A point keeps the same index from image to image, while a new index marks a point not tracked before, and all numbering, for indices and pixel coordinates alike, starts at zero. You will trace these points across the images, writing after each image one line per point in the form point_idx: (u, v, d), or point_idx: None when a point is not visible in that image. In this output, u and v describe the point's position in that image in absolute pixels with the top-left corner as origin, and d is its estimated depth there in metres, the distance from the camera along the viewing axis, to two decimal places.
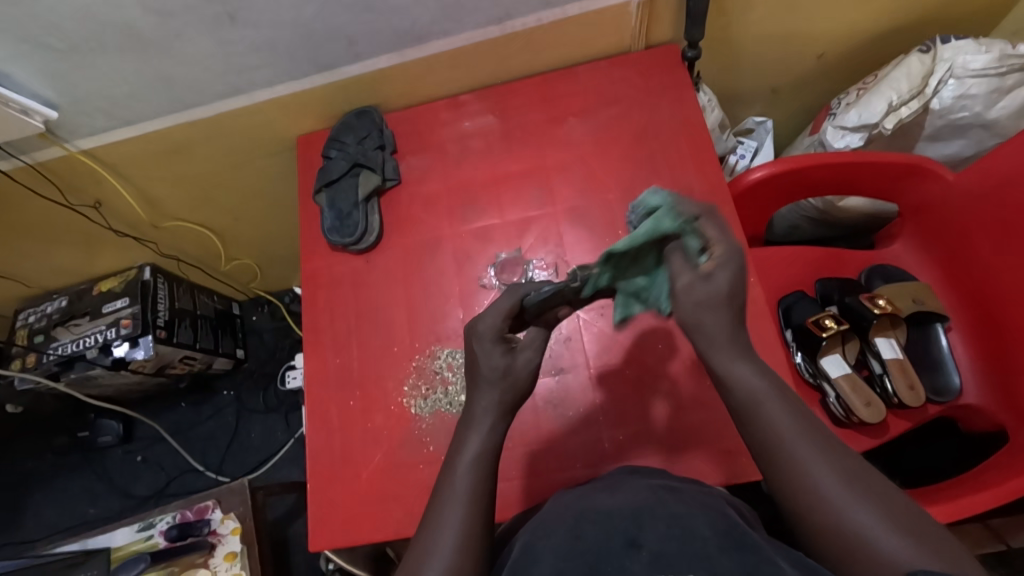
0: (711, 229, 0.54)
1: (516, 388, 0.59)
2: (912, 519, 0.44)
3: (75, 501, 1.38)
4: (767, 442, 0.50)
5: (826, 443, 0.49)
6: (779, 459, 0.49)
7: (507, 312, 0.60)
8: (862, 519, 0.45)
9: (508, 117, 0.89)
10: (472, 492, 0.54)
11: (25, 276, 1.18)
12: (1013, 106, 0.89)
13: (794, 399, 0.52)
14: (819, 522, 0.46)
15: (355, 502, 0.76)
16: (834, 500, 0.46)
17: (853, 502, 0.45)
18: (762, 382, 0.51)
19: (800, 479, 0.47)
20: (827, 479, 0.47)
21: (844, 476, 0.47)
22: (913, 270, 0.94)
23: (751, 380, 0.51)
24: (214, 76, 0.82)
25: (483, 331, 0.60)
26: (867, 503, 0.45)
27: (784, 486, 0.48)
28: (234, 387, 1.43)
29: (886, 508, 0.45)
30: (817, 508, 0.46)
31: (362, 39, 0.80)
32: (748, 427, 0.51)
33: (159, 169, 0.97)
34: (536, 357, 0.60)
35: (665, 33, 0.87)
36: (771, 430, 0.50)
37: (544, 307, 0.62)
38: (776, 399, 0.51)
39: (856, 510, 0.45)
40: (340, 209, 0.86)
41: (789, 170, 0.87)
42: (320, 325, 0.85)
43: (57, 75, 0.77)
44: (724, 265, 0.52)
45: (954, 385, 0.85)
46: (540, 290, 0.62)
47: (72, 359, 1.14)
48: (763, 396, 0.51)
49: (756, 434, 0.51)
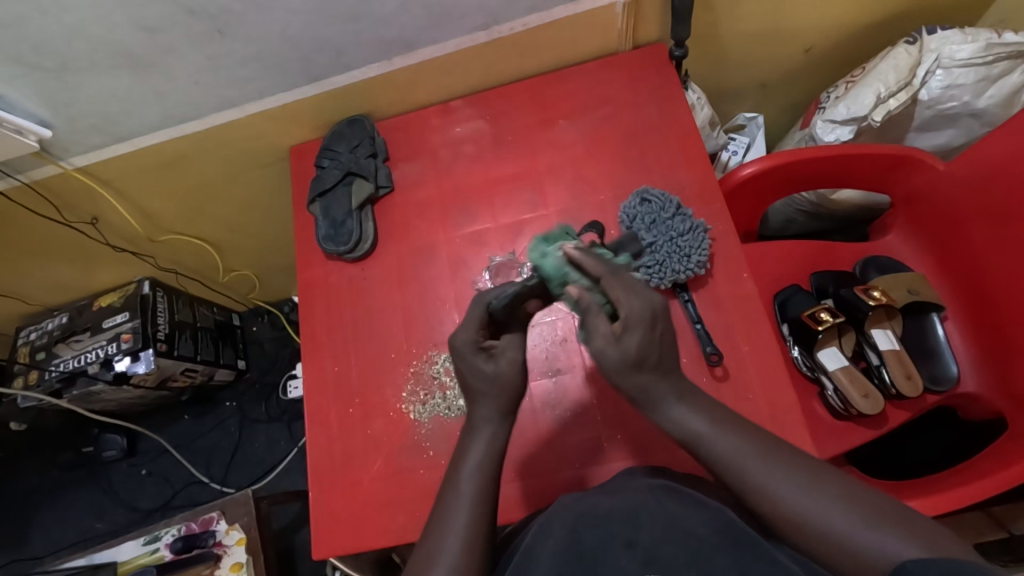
0: (619, 292, 0.54)
1: (508, 390, 0.59)
2: (883, 507, 0.45)
3: (81, 516, 1.39)
4: (723, 470, 0.51)
5: (781, 455, 0.50)
6: (738, 481, 0.50)
7: (480, 322, 0.61)
8: (836, 520, 0.45)
9: (499, 121, 0.90)
10: (477, 495, 0.55)
11: (25, 293, 1.19)
12: (1001, 94, 0.90)
13: (735, 421, 0.53)
14: (798, 531, 0.46)
15: (357, 508, 0.76)
16: (801, 509, 0.47)
17: (821, 505, 0.46)
18: (702, 422, 0.53)
19: (765, 495, 0.48)
20: (791, 492, 0.47)
21: (807, 482, 0.48)
22: (908, 261, 0.95)
23: (689, 420, 0.54)
24: (205, 90, 0.82)
25: (461, 347, 0.60)
26: (837, 503, 0.46)
27: (751, 502, 0.49)
28: (236, 398, 1.43)
29: (855, 505, 0.46)
30: (788, 518, 0.47)
31: (351, 48, 0.80)
32: (703, 461, 0.53)
33: (154, 184, 0.97)
34: (518, 357, 0.60)
35: (652, 32, 0.88)
36: (720, 460, 0.51)
37: (511, 307, 0.62)
38: (718, 433, 0.52)
39: (826, 511, 0.46)
40: (334, 218, 0.87)
41: (780, 166, 0.87)
42: (317, 334, 0.86)
43: (50, 94, 0.78)
44: (637, 328, 0.53)
45: (952, 373, 0.85)
46: (502, 294, 0.61)
47: (74, 375, 1.14)
48: (706, 435, 0.53)
49: (710, 466, 0.52)
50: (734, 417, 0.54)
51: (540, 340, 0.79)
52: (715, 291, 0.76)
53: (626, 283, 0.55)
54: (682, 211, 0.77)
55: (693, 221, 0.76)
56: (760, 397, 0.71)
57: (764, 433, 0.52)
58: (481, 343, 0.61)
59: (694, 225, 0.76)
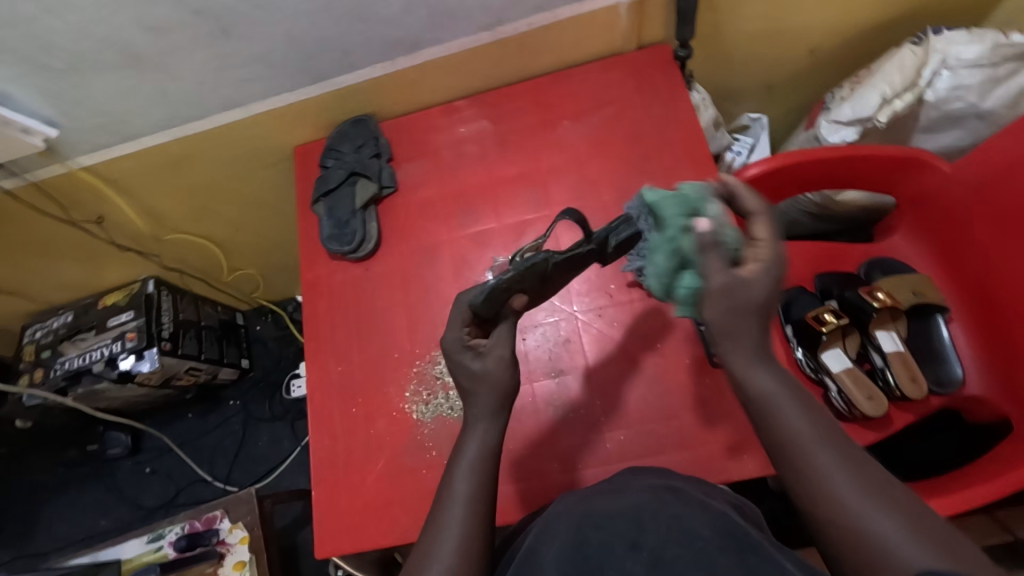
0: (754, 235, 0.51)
1: (498, 387, 0.59)
2: (944, 537, 0.42)
3: (85, 514, 1.39)
4: (783, 444, 0.48)
5: (849, 453, 0.47)
6: (795, 460, 0.47)
7: (464, 319, 0.61)
8: (887, 531, 0.42)
9: (503, 121, 0.90)
10: (471, 496, 0.54)
11: (31, 292, 1.20)
12: (1008, 95, 0.89)
13: (812, 405, 0.49)
14: (837, 530, 0.44)
15: (359, 508, 0.77)
16: (853, 507, 0.44)
17: (875, 514, 0.43)
18: (782, 390, 0.49)
19: (820, 485, 0.45)
20: (848, 491, 0.44)
21: (868, 486, 0.45)
22: (912, 262, 0.94)
23: (767, 382, 0.49)
24: (210, 90, 0.82)
25: (448, 346, 0.61)
26: (895, 517, 0.43)
27: (799, 487, 0.47)
28: (240, 397, 1.44)
29: (913, 523, 0.42)
30: (832, 514, 0.44)
31: (355, 48, 0.80)
32: (762, 428, 0.49)
33: (159, 183, 0.98)
34: (507, 355, 0.60)
35: (656, 33, 0.88)
36: (784, 431, 0.48)
37: (496, 301, 0.62)
38: (793, 405, 0.49)
39: (878, 519, 0.43)
40: (338, 218, 0.87)
41: (785, 168, 0.87)
42: (321, 333, 0.86)
43: (56, 94, 0.79)
44: (762, 268, 0.50)
45: (957, 376, 0.85)
46: (484, 289, 0.61)
47: (79, 373, 1.15)
48: (779, 403, 0.49)
49: (771, 435, 0.49)
50: (810, 397, 0.50)
51: (544, 341, 0.79)
52: None
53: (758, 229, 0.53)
54: None
55: None
56: None
57: (837, 425, 0.49)
58: (468, 341, 0.61)
59: None
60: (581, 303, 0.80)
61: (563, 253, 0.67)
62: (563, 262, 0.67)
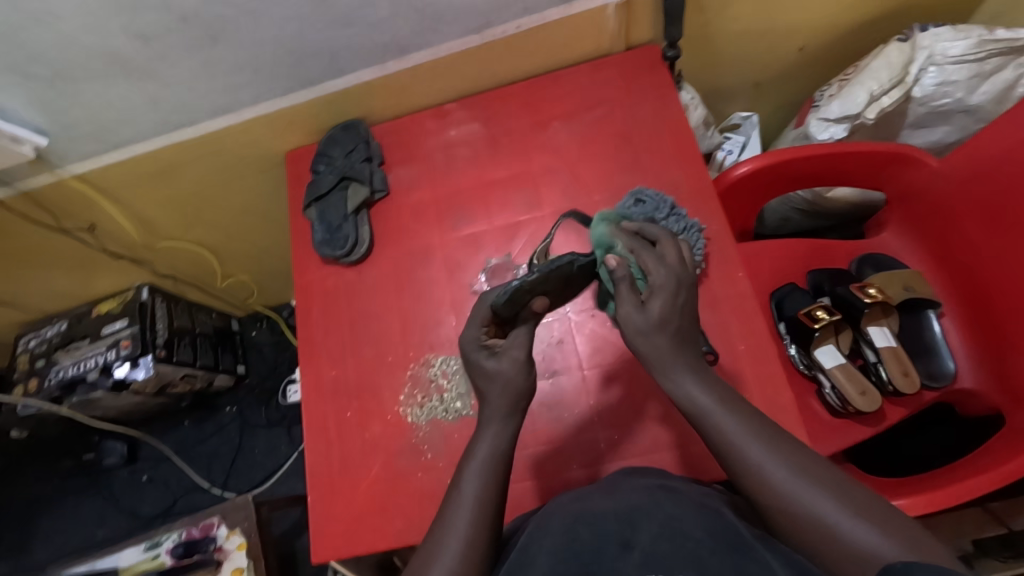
0: (651, 262, 0.58)
1: (511, 387, 0.59)
2: (875, 507, 0.45)
3: (82, 523, 1.39)
4: (724, 448, 0.51)
5: (781, 443, 0.50)
6: (736, 461, 0.50)
7: (484, 319, 0.61)
8: (826, 509, 0.46)
9: (493, 124, 0.90)
10: (479, 496, 0.55)
11: (24, 301, 1.19)
12: (994, 90, 0.90)
13: (743, 407, 0.53)
14: (784, 517, 0.47)
15: (355, 512, 0.77)
16: (791, 496, 0.47)
17: (813, 494, 0.47)
18: (710, 398, 0.53)
19: (760, 479, 0.48)
20: (786, 480, 0.48)
21: (800, 470, 0.48)
22: (903, 258, 0.95)
23: (697, 395, 0.53)
24: (199, 96, 0.83)
25: (466, 343, 0.61)
26: (829, 496, 0.46)
27: (746, 488, 0.49)
28: (236, 403, 1.43)
29: (845, 497, 0.46)
30: (775, 502, 0.47)
31: (343, 53, 0.80)
32: (705, 437, 0.53)
33: (150, 190, 0.98)
34: (521, 357, 0.59)
35: (644, 33, 0.88)
36: (722, 435, 0.51)
37: (514, 303, 0.61)
38: (723, 410, 0.52)
39: (817, 500, 0.46)
40: (330, 222, 0.87)
41: (774, 165, 0.87)
42: (315, 337, 0.86)
43: (45, 103, 0.79)
44: (659, 291, 0.56)
45: (949, 370, 0.86)
46: (507, 289, 0.60)
47: (74, 382, 1.15)
48: (714, 411, 0.52)
49: (713, 443, 0.52)
50: (739, 399, 0.54)
51: (537, 342, 0.79)
52: (710, 292, 0.76)
53: (659, 253, 0.59)
54: (675, 211, 0.77)
55: (687, 221, 0.76)
56: (756, 395, 0.71)
57: (768, 421, 0.52)
58: (485, 341, 0.61)
59: (688, 225, 0.76)
60: (574, 303, 0.80)
61: (587, 257, 0.66)
62: (587, 265, 0.66)
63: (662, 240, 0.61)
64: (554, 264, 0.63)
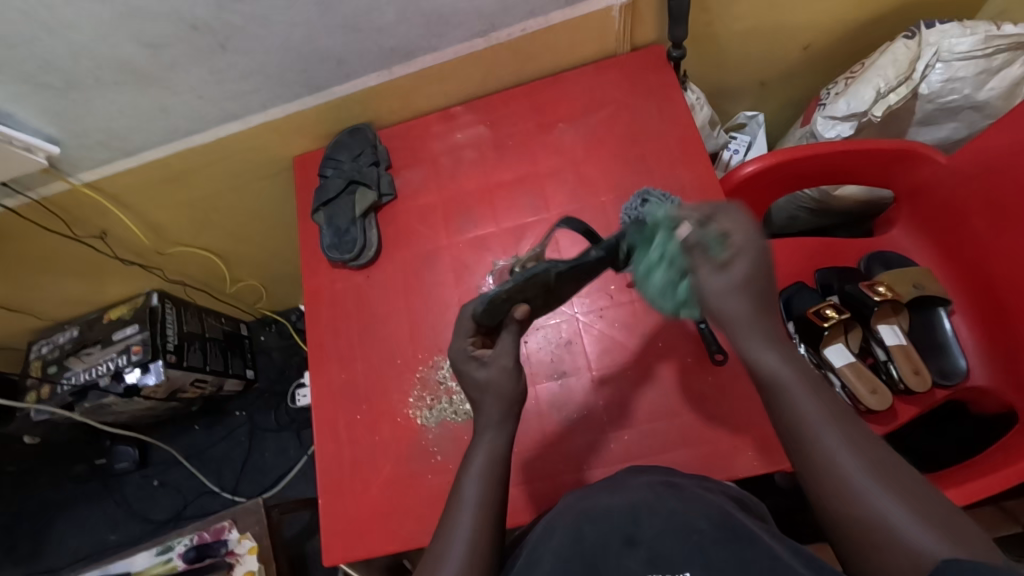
0: (727, 222, 0.53)
1: (501, 397, 0.60)
2: (937, 506, 0.44)
3: (95, 529, 1.40)
4: (791, 422, 0.50)
5: (851, 429, 0.49)
6: (801, 438, 0.49)
7: (471, 328, 0.62)
8: (887, 508, 0.44)
9: (499, 126, 0.90)
10: (482, 496, 0.55)
11: (36, 309, 1.21)
12: (1002, 86, 0.89)
13: (820, 385, 0.52)
14: (840, 508, 0.46)
15: (366, 515, 0.77)
16: (854, 483, 0.46)
17: (876, 488, 0.45)
18: (788, 369, 0.52)
19: (823, 459, 0.48)
20: (850, 464, 0.47)
21: (868, 463, 0.46)
22: (914, 255, 0.94)
23: (775, 363, 0.52)
24: (209, 103, 0.83)
25: (454, 354, 0.62)
26: (889, 489, 0.45)
27: (804, 463, 0.49)
28: (246, 408, 1.44)
29: (906, 495, 0.44)
30: (835, 491, 0.47)
31: (350, 57, 0.81)
32: (773, 411, 0.52)
33: (160, 197, 0.98)
34: (509, 365, 0.60)
35: (650, 34, 0.88)
36: (797, 412, 0.50)
37: (496, 313, 0.61)
38: (801, 386, 0.51)
39: (878, 497, 0.45)
40: (338, 226, 0.88)
41: (780, 164, 0.87)
42: (324, 341, 0.86)
43: (57, 112, 0.79)
44: (744, 254, 0.52)
45: (961, 368, 0.85)
46: (484, 300, 0.61)
47: (86, 388, 1.16)
48: (788, 385, 0.51)
49: (780, 415, 0.51)
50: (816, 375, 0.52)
51: (546, 343, 0.80)
52: None
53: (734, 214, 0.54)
54: None
55: None
56: None
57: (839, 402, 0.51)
58: (472, 351, 0.62)
59: None
60: (582, 304, 0.81)
61: (568, 261, 0.63)
62: (569, 270, 0.63)
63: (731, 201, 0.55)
64: (531, 271, 0.62)
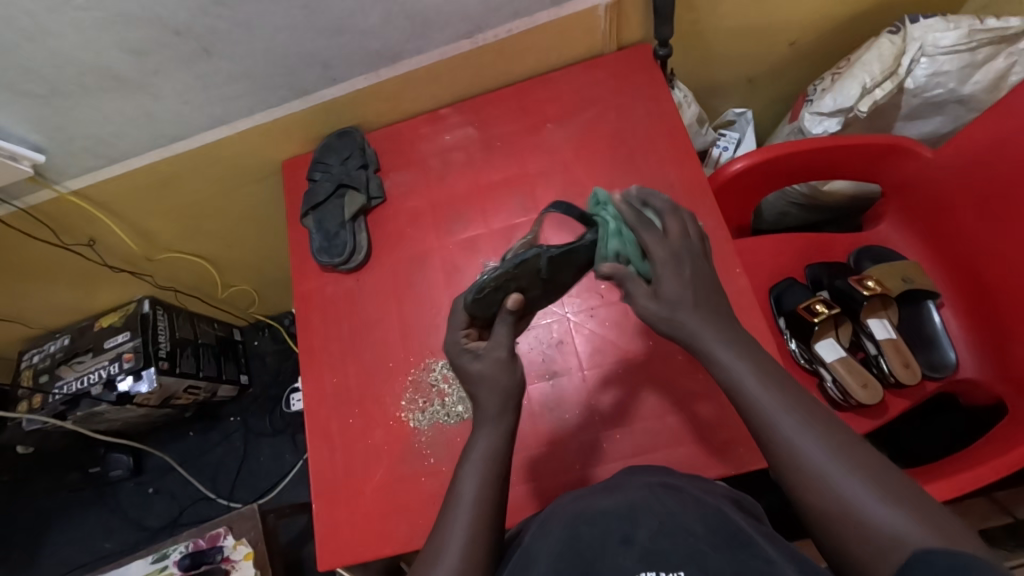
0: (650, 239, 0.59)
1: (497, 388, 0.59)
2: (902, 488, 0.45)
3: (90, 537, 1.39)
4: (754, 416, 0.51)
5: (813, 419, 0.50)
6: (764, 432, 0.50)
7: (466, 318, 0.63)
8: (853, 493, 0.45)
9: (487, 127, 0.90)
10: (479, 495, 0.55)
11: (26, 318, 1.20)
12: (986, 79, 0.90)
13: (782, 381, 0.53)
14: (807, 496, 0.47)
15: (360, 519, 0.77)
16: (816, 471, 0.47)
17: (840, 474, 0.46)
18: (746, 366, 0.53)
19: (787, 450, 0.49)
20: (813, 453, 0.48)
21: (831, 451, 0.47)
22: (902, 250, 0.94)
23: (732, 364, 0.54)
24: (195, 109, 0.83)
25: (451, 347, 0.63)
26: (854, 474, 0.46)
27: (770, 457, 0.50)
28: (240, 413, 1.44)
29: (870, 479, 0.45)
30: (802, 480, 0.47)
31: (336, 60, 0.81)
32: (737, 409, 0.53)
33: (147, 203, 0.98)
34: (503, 356, 0.60)
35: (636, 32, 0.89)
36: (757, 407, 0.51)
37: (487, 302, 0.62)
38: (759, 382, 0.52)
39: (844, 484, 0.46)
40: (328, 230, 0.88)
41: (767, 161, 0.87)
42: (315, 345, 0.86)
43: (41, 120, 0.79)
44: (668, 269, 0.58)
45: (950, 360, 0.85)
46: (475, 288, 0.61)
47: (78, 396, 1.15)
48: (748, 383, 0.52)
49: (744, 412, 0.53)
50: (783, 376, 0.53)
51: (537, 343, 0.80)
52: None
53: (660, 231, 0.60)
54: None
55: None
56: None
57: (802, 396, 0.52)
58: (466, 344, 0.62)
59: None
60: (573, 304, 0.81)
61: (559, 247, 0.64)
62: (559, 256, 0.64)
63: (661, 218, 0.61)
64: (516, 259, 0.62)
